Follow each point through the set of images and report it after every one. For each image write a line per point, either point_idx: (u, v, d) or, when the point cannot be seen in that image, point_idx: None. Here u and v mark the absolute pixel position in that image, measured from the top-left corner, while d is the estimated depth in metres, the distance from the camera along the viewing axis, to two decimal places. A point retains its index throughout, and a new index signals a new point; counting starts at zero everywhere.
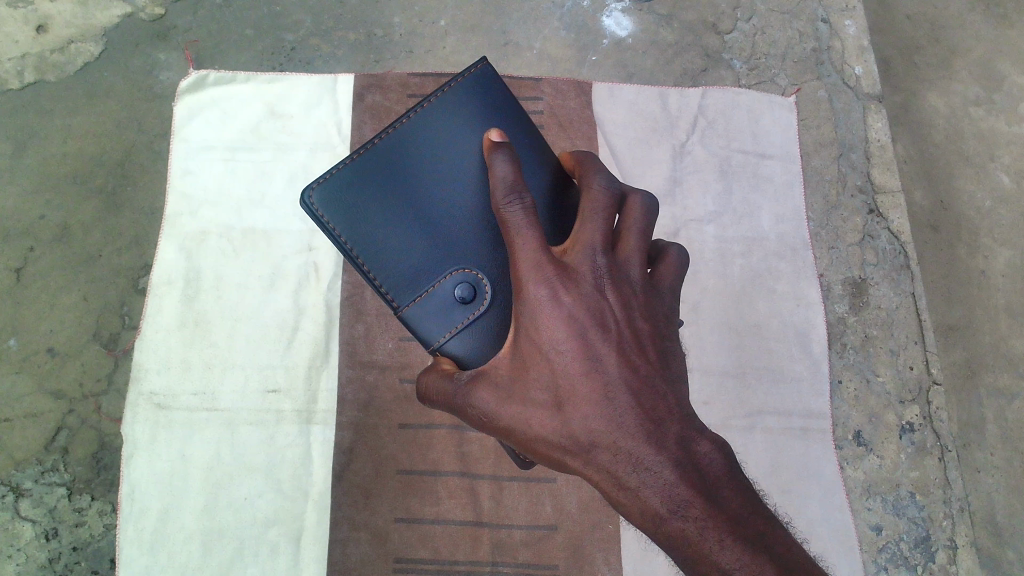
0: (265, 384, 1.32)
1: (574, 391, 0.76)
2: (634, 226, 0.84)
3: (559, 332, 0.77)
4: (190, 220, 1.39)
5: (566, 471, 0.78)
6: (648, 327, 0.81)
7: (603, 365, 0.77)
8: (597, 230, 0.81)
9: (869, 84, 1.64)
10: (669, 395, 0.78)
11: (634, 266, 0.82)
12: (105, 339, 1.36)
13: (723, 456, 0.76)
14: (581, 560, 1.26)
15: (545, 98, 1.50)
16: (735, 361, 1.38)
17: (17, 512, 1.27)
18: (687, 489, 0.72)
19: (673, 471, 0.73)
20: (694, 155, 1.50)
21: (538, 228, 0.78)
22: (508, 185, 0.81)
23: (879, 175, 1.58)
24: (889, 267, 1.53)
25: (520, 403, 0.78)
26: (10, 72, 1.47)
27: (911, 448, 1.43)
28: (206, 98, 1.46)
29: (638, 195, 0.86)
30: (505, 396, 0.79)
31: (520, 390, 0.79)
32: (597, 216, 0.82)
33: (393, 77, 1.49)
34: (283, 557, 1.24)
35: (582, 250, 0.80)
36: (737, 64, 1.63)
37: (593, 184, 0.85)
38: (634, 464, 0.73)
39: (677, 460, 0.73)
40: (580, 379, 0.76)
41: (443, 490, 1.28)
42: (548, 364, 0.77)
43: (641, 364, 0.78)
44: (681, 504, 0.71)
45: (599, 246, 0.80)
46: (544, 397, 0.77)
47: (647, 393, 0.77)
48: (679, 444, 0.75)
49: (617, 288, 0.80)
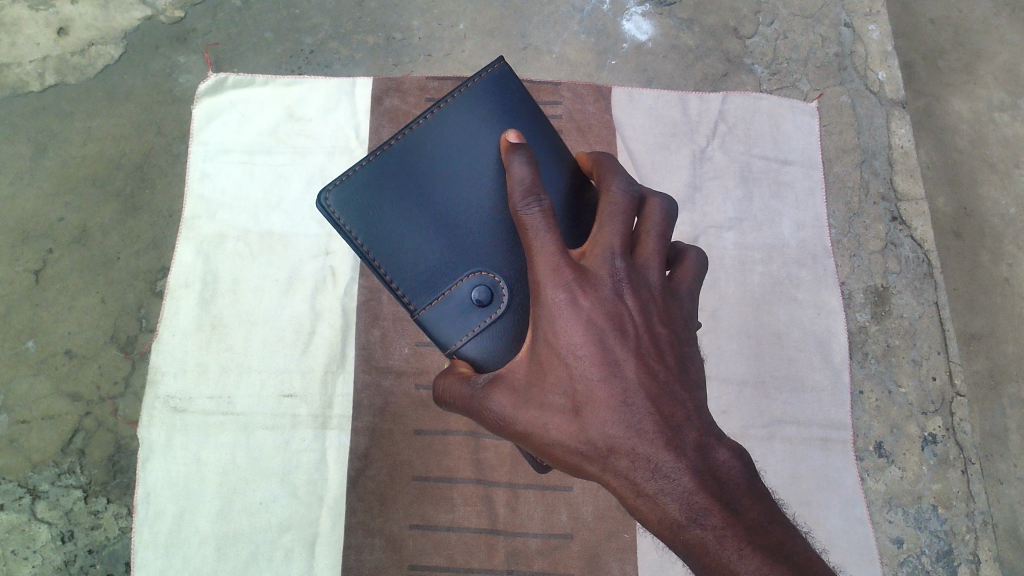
0: (281, 388, 1.31)
1: (592, 396, 0.75)
2: (653, 230, 0.83)
3: (577, 336, 0.76)
4: (208, 223, 1.39)
5: (584, 476, 0.77)
6: (667, 331, 0.80)
7: (622, 370, 0.76)
8: (615, 233, 0.80)
9: (892, 89, 1.62)
10: (688, 401, 0.76)
11: (653, 270, 0.81)
12: (122, 342, 1.36)
13: (743, 463, 0.74)
14: (597, 570, 1.25)
15: (564, 103, 1.49)
16: (754, 369, 1.37)
17: (33, 514, 1.28)
18: (706, 497, 0.70)
19: (692, 478, 0.71)
20: (714, 160, 1.48)
21: (556, 231, 0.77)
22: (526, 188, 0.80)
23: (903, 182, 1.56)
24: (912, 275, 1.50)
25: (538, 408, 0.78)
26: (31, 74, 1.48)
27: (934, 459, 1.40)
28: (225, 101, 1.46)
29: (658, 198, 0.85)
30: (523, 400, 0.79)
31: (538, 394, 0.78)
32: (616, 219, 0.80)
33: (411, 81, 1.48)
34: (297, 562, 1.23)
35: (601, 253, 0.79)
36: (759, 68, 1.61)
37: (612, 187, 0.84)
38: (652, 470, 0.72)
39: (696, 467, 0.72)
40: (599, 383, 0.75)
41: (458, 497, 1.27)
42: (566, 368, 0.76)
43: (659, 369, 0.77)
44: (701, 512, 0.70)
45: (617, 249, 0.79)
46: (562, 401, 0.77)
47: (665, 398, 0.75)
48: (698, 451, 0.73)
49: (636, 291, 0.79)
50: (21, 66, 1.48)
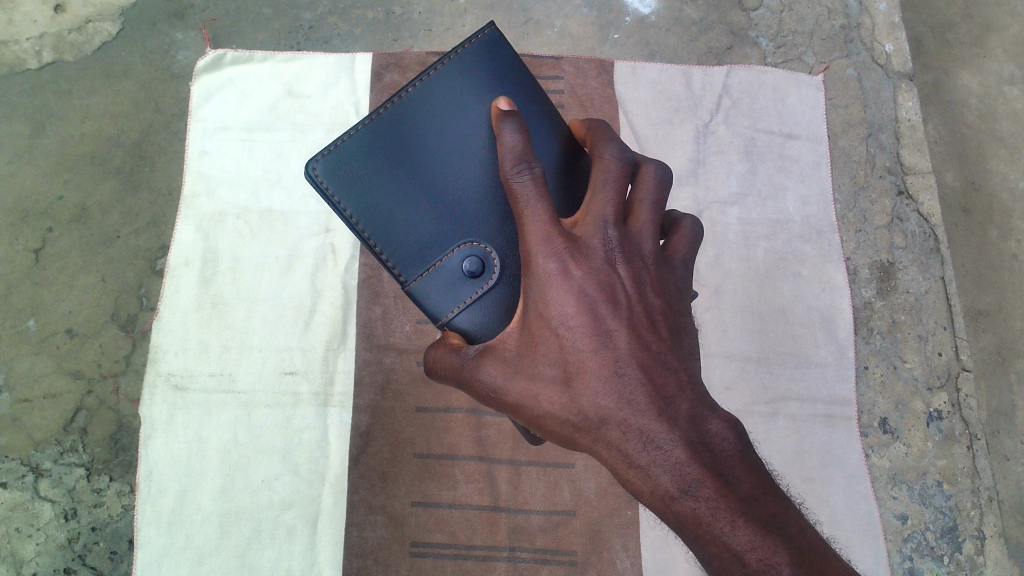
0: (282, 366, 1.31)
1: (584, 367, 0.74)
2: (646, 198, 0.82)
3: (569, 307, 0.75)
4: (207, 201, 1.38)
5: (575, 447, 0.77)
6: (660, 302, 0.79)
7: (614, 340, 0.75)
8: (608, 202, 0.78)
9: (900, 62, 1.59)
10: (682, 372, 0.76)
11: (646, 239, 0.80)
12: (123, 321, 1.36)
13: (736, 435, 0.74)
14: (600, 546, 1.25)
15: (566, 77, 1.47)
16: (758, 345, 1.36)
17: (36, 492, 1.28)
18: (699, 469, 0.70)
19: (685, 449, 0.71)
20: (717, 135, 1.47)
21: (548, 199, 0.76)
22: (517, 155, 0.78)
23: (910, 156, 1.54)
24: (918, 250, 1.49)
25: (529, 379, 0.77)
26: (28, 51, 1.47)
27: (938, 435, 1.39)
28: (223, 77, 1.44)
29: (652, 166, 0.84)
30: (513, 371, 0.78)
31: (529, 365, 0.77)
32: (609, 187, 0.79)
33: (411, 57, 1.47)
34: (300, 539, 1.23)
35: (593, 222, 0.78)
36: (764, 41, 1.59)
37: (605, 153, 0.82)
38: (644, 442, 0.72)
39: (688, 438, 0.72)
40: (590, 354, 0.75)
41: (461, 474, 1.27)
42: (558, 339, 0.76)
43: (652, 340, 0.76)
44: (693, 483, 0.70)
45: (610, 218, 0.78)
46: (554, 372, 0.76)
47: (658, 369, 0.75)
48: (690, 422, 0.73)
49: (628, 261, 0.78)
50: (18, 43, 1.47)
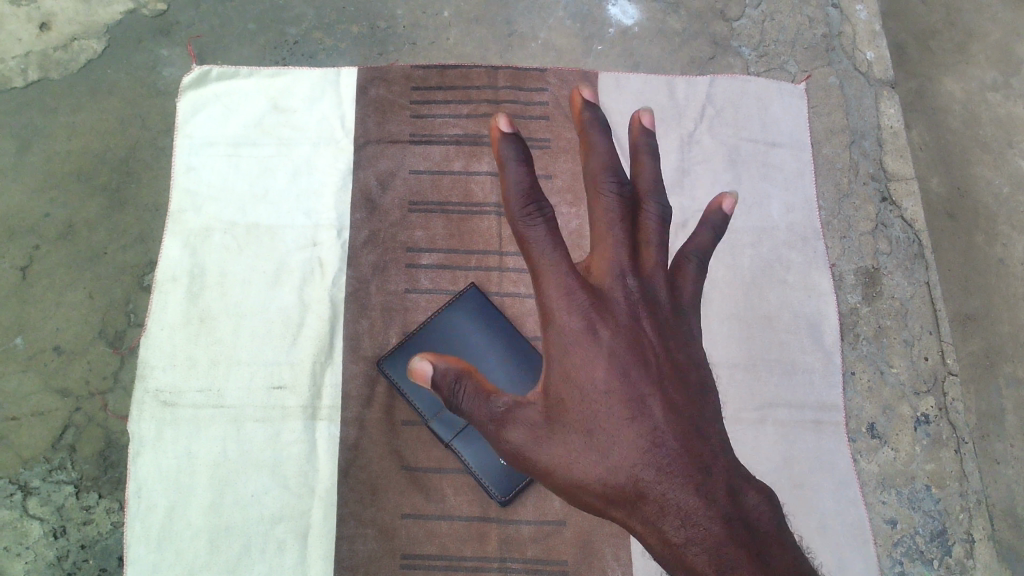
0: (271, 381, 1.31)
1: (613, 430, 0.78)
2: (654, 238, 0.85)
3: (596, 369, 0.80)
4: (194, 216, 1.39)
5: (610, 518, 0.79)
6: (681, 357, 0.83)
7: (642, 402, 0.78)
8: (622, 250, 0.83)
9: (881, 70, 1.61)
10: (713, 439, 0.78)
11: (662, 288, 0.85)
12: (110, 337, 1.36)
13: (769, 507, 0.76)
14: (590, 556, 1.25)
15: (550, 89, 1.50)
16: (745, 352, 1.36)
17: (25, 510, 1.27)
18: (738, 551, 0.71)
19: (720, 528, 0.72)
20: (702, 144, 1.48)
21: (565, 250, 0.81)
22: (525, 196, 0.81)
23: (892, 163, 1.55)
24: (902, 256, 1.49)
25: (558, 444, 0.80)
26: (13, 70, 1.47)
27: (926, 440, 1.39)
28: (209, 93, 1.46)
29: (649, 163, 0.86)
30: (542, 437, 0.81)
31: (559, 429, 0.81)
32: (618, 231, 0.83)
33: (396, 70, 1.49)
34: (290, 553, 1.23)
35: (611, 274, 0.83)
36: (746, 51, 1.60)
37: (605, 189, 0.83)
38: (681, 518, 0.73)
39: (725, 514, 0.73)
40: (619, 417, 0.78)
41: (449, 486, 1.26)
42: (585, 400, 0.80)
43: (681, 406, 0.79)
44: (729, 564, 0.70)
45: (627, 267, 0.83)
46: (583, 435, 0.79)
47: (688, 438, 0.77)
48: (727, 496, 0.74)
49: (649, 317, 0.83)
50: (3, 62, 1.47)
